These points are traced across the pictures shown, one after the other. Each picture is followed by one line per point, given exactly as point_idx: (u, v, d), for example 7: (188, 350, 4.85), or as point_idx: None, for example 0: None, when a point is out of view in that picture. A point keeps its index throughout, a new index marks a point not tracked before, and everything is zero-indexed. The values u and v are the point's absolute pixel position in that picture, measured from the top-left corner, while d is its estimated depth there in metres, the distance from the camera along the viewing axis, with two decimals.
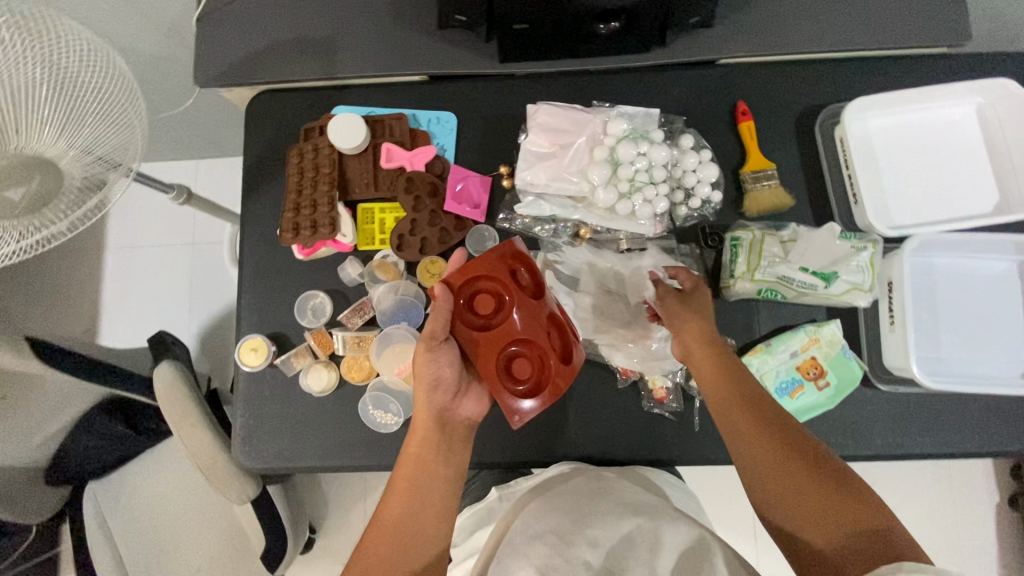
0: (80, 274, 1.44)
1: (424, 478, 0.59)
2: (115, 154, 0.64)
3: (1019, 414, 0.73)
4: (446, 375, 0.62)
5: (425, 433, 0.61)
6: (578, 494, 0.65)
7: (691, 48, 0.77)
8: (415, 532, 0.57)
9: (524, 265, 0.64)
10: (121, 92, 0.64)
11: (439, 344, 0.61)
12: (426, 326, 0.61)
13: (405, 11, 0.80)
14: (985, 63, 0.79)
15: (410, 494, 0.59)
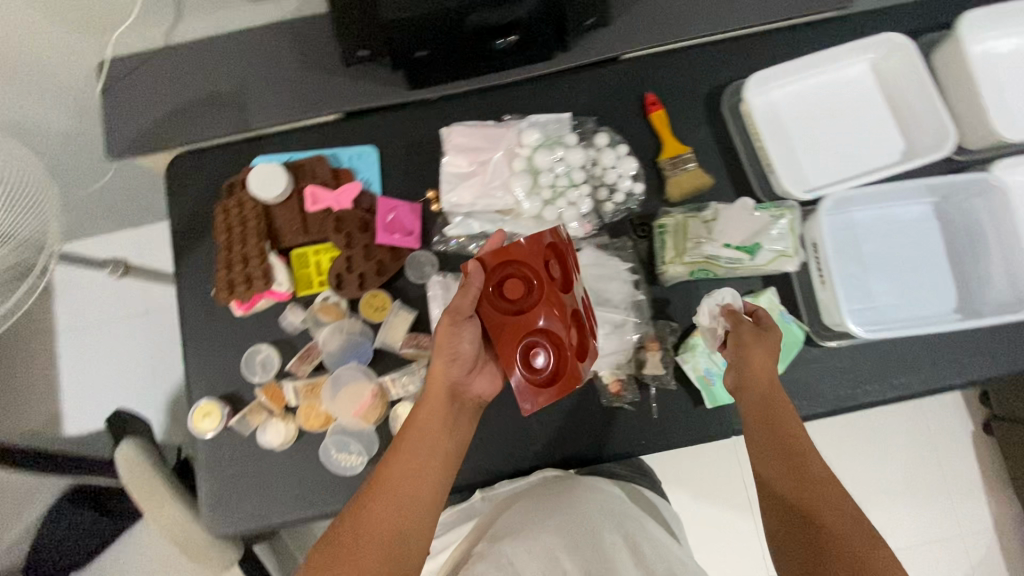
0: (33, 364, 1.40)
1: (421, 462, 0.57)
2: (34, 238, 0.72)
3: (959, 348, 0.75)
4: (463, 360, 0.60)
5: (434, 414, 0.59)
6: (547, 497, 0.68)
7: (593, 48, 0.79)
8: (412, 495, 0.55)
9: (558, 257, 0.62)
10: None
11: (463, 321, 0.59)
12: (454, 301, 0.60)
13: (308, 53, 0.80)
14: (872, 20, 0.83)
15: (405, 476, 0.56)
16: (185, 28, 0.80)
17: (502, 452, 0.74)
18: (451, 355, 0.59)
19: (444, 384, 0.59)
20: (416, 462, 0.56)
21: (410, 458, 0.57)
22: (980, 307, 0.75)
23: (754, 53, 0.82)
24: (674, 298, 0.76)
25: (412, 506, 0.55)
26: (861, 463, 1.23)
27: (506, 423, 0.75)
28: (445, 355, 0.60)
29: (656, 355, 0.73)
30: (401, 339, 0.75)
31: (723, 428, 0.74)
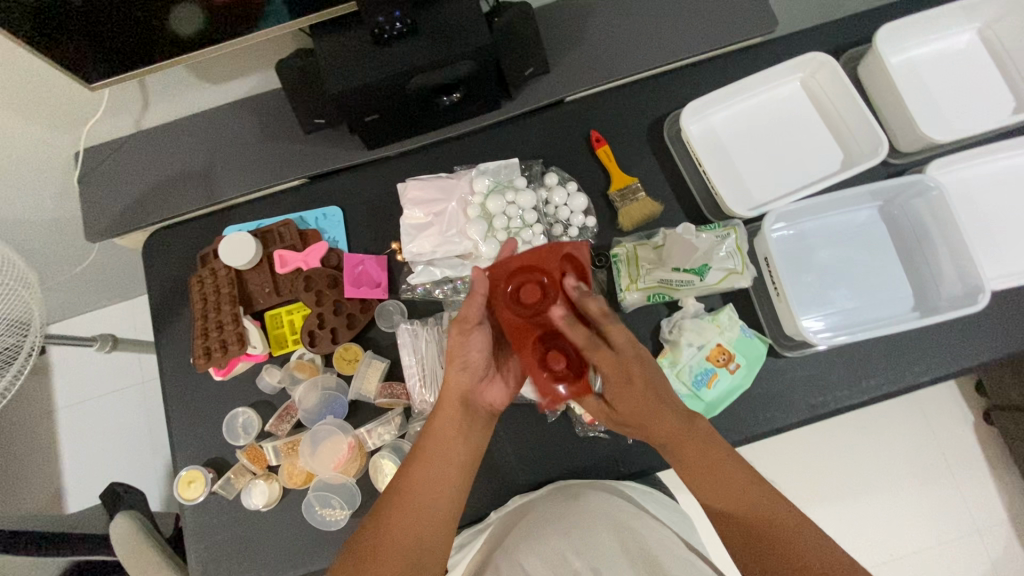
0: (33, 443, 1.41)
1: (442, 468, 0.59)
2: (20, 324, 0.75)
3: (923, 344, 0.76)
4: (477, 368, 0.62)
5: (453, 420, 0.61)
6: (552, 519, 0.64)
7: (536, 94, 0.84)
8: (428, 510, 0.58)
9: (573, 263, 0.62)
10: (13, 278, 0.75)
11: (472, 328, 0.61)
12: (463, 311, 0.62)
13: (268, 125, 0.85)
14: (798, 42, 0.87)
15: (426, 483, 0.59)
16: (154, 114, 0.85)
17: (483, 492, 0.75)
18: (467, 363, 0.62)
19: (459, 391, 0.61)
20: (437, 469, 0.59)
21: (430, 465, 0.59)
22: (936, 301, 0.76)
23: (690, 83, 0.87)
24: (637, 324, 0.78)
25: (429, 514, 0.58)
26: (862, 466, 1.21)
27: (485, 463, 0.76)
28: (462, 363, 0.62)
29: None
30: (375, 389, 0.76)
31: None
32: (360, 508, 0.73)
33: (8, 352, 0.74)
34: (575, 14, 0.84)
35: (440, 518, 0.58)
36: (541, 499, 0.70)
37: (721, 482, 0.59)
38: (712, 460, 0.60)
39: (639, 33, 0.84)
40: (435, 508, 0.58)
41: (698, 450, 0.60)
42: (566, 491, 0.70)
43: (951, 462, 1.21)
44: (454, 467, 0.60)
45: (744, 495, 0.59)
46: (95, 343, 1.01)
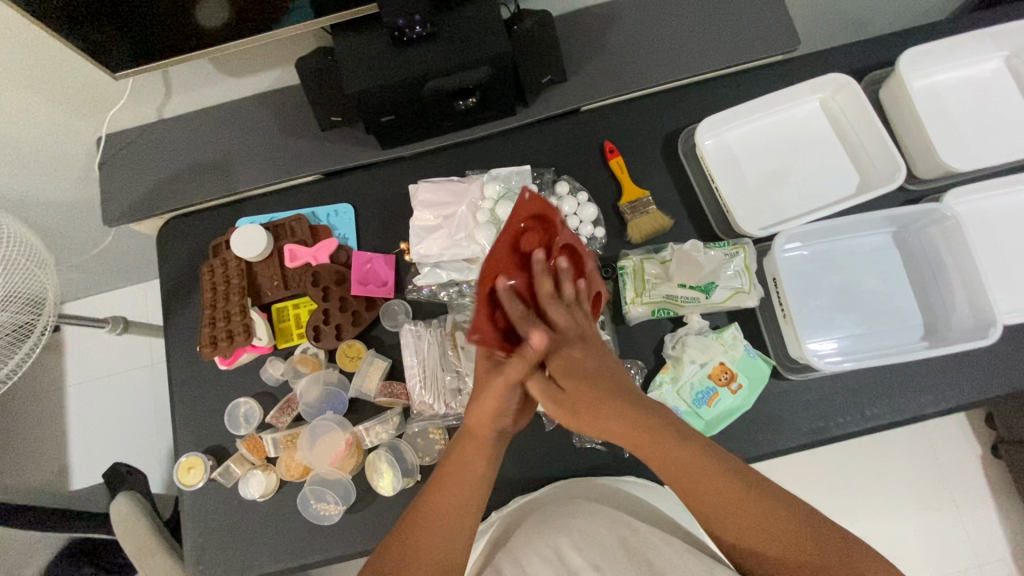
0: (41, 418, 1.44)
1: (468, 492, 0.56)
2: (34, 304, 0.77)
3: (930, 375, 0.75)
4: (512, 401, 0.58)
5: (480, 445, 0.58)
6: (552, 519, 0.64)
7: (552, 103, 0.84)
8: (462, 497, 0.56)
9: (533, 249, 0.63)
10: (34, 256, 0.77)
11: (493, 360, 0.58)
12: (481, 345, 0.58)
13: (286, 120, 0.86)
14: (819, 61, 0.87)
15: (450, 510, 0.55)
16: (175, 104, 0.87)
17: None
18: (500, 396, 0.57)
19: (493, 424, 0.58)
20: (462, 492, 0.56)
21: (453, 488, 0.56)
22: (947, 333, 0.75)
23: (707, 98, 0.87)
24: (641, 337, 0.77)
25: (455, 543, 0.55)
26: (862, 492, 1.19)
27: None
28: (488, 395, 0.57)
29: None
30: (376, 387, 0.77)
31: None
32: (354, 505, 0.74)
33: (22, 329, 0.76)
34: (595, 24, 0.84)
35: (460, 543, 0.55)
36: (547, 498, 0.71)
37: (740, 518, 0.51)
38: (705, 478, 0.52)
39: (658, 46, 0.84)
40: (457, 537, 0.55)
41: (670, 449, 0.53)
42: (573, 491, 0.71)
43: (955, 494, 1.18)
44: (479, 487, 0.57)
45: (765, 532, 0.51)
46: (106, 325, 1.03)
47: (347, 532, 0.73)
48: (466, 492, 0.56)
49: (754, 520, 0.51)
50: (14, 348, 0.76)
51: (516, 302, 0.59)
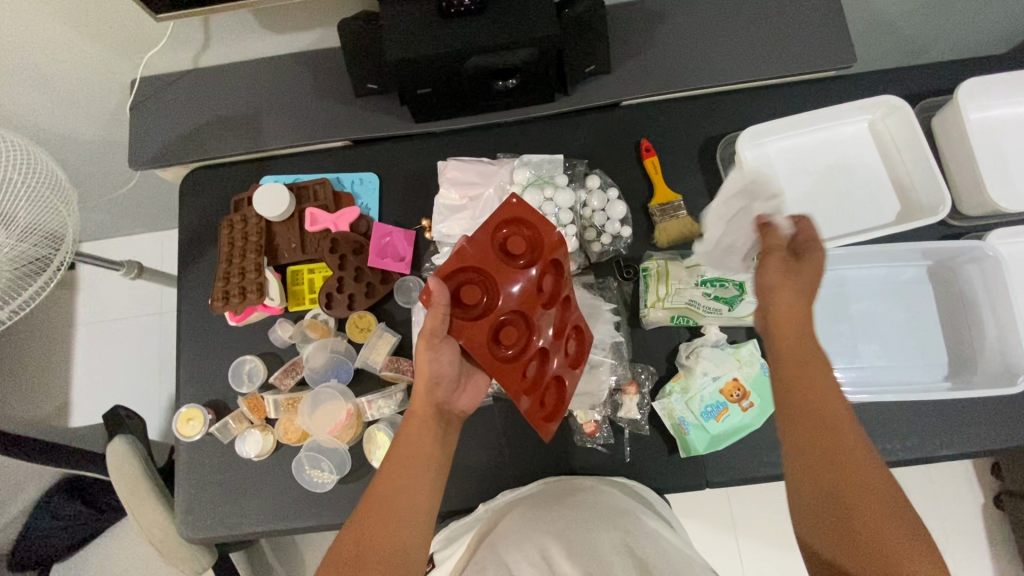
0: (48, 352, 1.46)
1: (415, 470, 0.57)
2: (51, 237, 0.75)
3: (949, 416, 0.73)
4: (449, 370, 0.59)
5: (422, 425, 0.59)
6: (542, 518, 0.63)
7: (593, 94, 0.82)
8: (402, 501, 0.56)
9: (510, 229, 0.62)
10: (51, 185, 0.76)
11: (440, 342, 0.57)
12: (426, 324, 0.57)
13: (321, 82, 0.85)
14: (872, 81, 0.84)
15: (399, 483, 0.56)
16: (213, 54, 0.86)
17: (471, 483, 0.75)
18: (437, 370, 0.58)
19: (431, 397, 0.59)
20: (411, 470, 0.57)
21: (405, 468, 0.57)
22: (973, 374, 0.73)
23: (752, 107, 0.84)
24: (655, 343, 0.76)
25: (411, 516, 0.55)
26: None
27: (476, 455, 0.75)
28: (426, 375, 0.58)
29: (632, 399, 0.73)
30: (382, 360, 0.76)
31: (696, 479, 0.72)
32: (347, 476, 0.74)
33: (37, 263, 0.74)
34: (647, 17, 0.82)
35: (420, 504, 0.56)
36: (537, 492, 0.70)
37: (836, 481, 0.52)
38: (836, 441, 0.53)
39: (709, 47, 0.82)
40: (413, 516, 0.56)
41: (823, 410, 0.55)
42: (563, 487, 0.70)
43: (950, 537, 1.16)
44: (430, 465, 0.58)
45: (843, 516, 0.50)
46: (123, 269, 1.03)
47: (337, 502, 0.73)
48: (417, 471, 0.57)
49: (845, 489, 0.51)
50: (27, 281, 0.74)
51: (469, 285, 0.60)
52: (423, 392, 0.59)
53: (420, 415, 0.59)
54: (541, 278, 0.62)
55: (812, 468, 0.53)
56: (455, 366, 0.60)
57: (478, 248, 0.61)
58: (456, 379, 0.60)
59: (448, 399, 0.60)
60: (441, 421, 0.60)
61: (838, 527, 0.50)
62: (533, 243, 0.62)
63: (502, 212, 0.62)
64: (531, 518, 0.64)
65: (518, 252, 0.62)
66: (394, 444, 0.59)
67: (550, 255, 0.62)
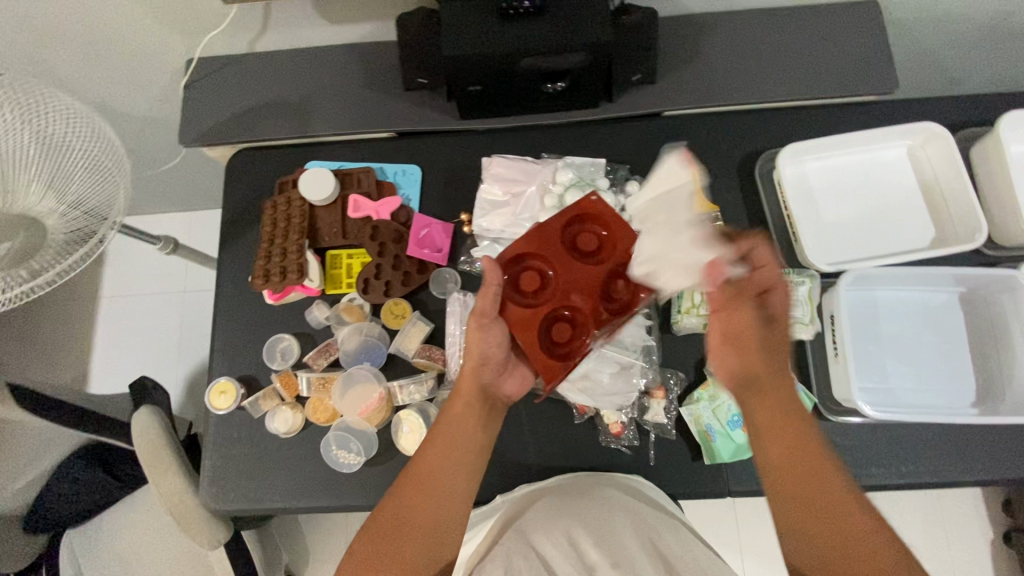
0: (72, 321, 1.48)
1: (455, 451, 0.60)
2: (96, 212, 0.69)
3: (975, 442, 0.73)
4: (496, 352, 0.62)
5: (465, 407, 0.62)
6: (563, 507, 0.65)
7: (637, 102, 0.84)
8: (438, 486, 0.59)
9: (584, 224, 0.64)
10: (106, 152, 0.70)
11: (489, 323, 0.60)
12: (477, 303, 0.61)
13: (372, 73, 0.87)
14: (912, 108, 0.85)
15: (439, 466, 0.60)
16: (269, 39, 0.88)
17: (494, 475, 0.76)
18: (484, 350, 0.61)
19: (474, 379, 0.62)
20: (451, 450, 0.60)
21: (446, 447, 0.60)
22: (999, 405, 0.73)
23: (792, 125, 0.85)
24: (684, 349, 0.77)
25: (448, 496, 0.59)
26: None
27: (500, 448, 0.76)
28: (477, 354, 0.62)
29: (660, 403, 0.74)
30: (415, 348, 0.78)
31: (717, 487, 0.73)
32: (373, 458, 0.75)
33: (85, 233, 0.69)
34: (696, 31, 0.84)
35: (457, 489, 0.59)
36: (562, 483, 0.72)
37: (814, 512, 0.54)
38: (806, 469, 0.56)
39: (754, 64, 0.83)
40: (448, 498, 0.59)
41: (788, 439, 0.57)
42: (585, 480, 0.72)
43: (957, 568, 1.16)
44: (470, 448, 0.61)
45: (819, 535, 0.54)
46: (159, 243, 1.04)
47: (362, 483, 0.74)
48: (457, 452, 0.61)
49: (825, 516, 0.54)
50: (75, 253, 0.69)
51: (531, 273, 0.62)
52: (469, 372, 0.62)
53: (465, 395, 0.63)
54: (607, 277, 0.62)
55: (794, 502, 0.55)
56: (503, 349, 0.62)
57: (548, 238, 0.63)
58: (501, 363, 0.63)
59: (493, 381, 0.63)
60: (484, 405, 0.63)
61: (825, 555, 0.53)
62: (606, 241, 0.63)
63: (582, 207, 0.64)
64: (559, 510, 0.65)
65: (586, 247, 0.63)
66: (438, 422, 0.62)
67: (619, 258, 0.62)
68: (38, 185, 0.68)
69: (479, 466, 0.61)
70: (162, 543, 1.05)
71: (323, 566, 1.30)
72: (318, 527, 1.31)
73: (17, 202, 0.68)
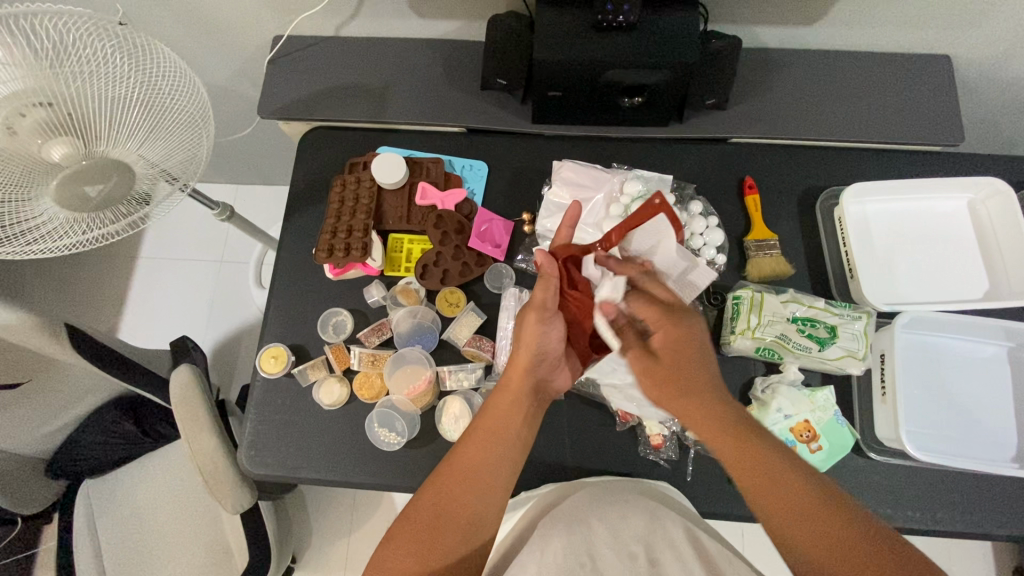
0: (110, 277, 1.51)
1: (498, 447, 0.59)
2: (178, 168, 0.73)
3: (1015, 498, 0.73)
4: (553, 346, 0.65)
5: (514, 401, 0.62)
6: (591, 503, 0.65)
7: (707, 126, 0.85)
8: (483, 474, 0.58)
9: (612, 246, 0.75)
10: (198, 114, 0.72)
11: (549, 314, 0.65)
12: (536, 297, 0.65)
13: (452, 69, 0.90)
14: (976, 163, 0.86)
15: (485, 456, 0.59)
16: (356, 26, 0.91)
17: (530, 472, 0.76)
18: (541, 343, 0.63)
19: (530, 371, 0.63)
20: (495, 445, 0.59)
21: (490, 440, 0.60)
22: None
23: (856, 166, 0.87)
24: (730, 371, 0.78)
25: (488, 489, 0.58)
26: None
27: (538, 446, 0.76)
28: (533, 346, 0.63)
29: None
30: (466, 337, 0.80)
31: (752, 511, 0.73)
32: (415, 440, 0.76)
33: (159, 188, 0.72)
34: (772, 65, 0.86)
35: (500, 482, 0.58)
36: (600, 482, 0.71)
37: (795, 514, 0.52)
38: (769, 474, 0.54)
39: (826, 102, 0.85)
40: (489, 487, 0.58)
41: (746, 445, 0.55)
42: (623, 483, 0.70)
43: None
44: (516, 443, 0.61)
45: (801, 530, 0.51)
46: (217, 209, 0.96)
47: (400, 464, 0.75)
48: (500, 448, 0.60)
49: (806, 514, 0.51)
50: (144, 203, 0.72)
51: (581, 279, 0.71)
52: (522, 367, 0.63)
53: (514, 389, 0.62)
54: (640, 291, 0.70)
55: (775, 512, 0.52)
56: (558, 344, 0.66)
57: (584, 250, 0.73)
58: (557, 359, 0.66)
59: (544, 377, 0.65)
60: (533, 399, 0.63)
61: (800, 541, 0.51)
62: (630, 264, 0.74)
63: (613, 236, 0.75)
64: (600, 504, 0.65)
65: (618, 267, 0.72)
66: (481, 415, 0.61)
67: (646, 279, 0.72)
68: (132, 134, 0.69)
69: (522, 462, 0.61)
70: (179, 504, 1.05)
71: (326, 548, 1.29)
72: (327, 509, 1.31)
73: (109, 149, 0.69)
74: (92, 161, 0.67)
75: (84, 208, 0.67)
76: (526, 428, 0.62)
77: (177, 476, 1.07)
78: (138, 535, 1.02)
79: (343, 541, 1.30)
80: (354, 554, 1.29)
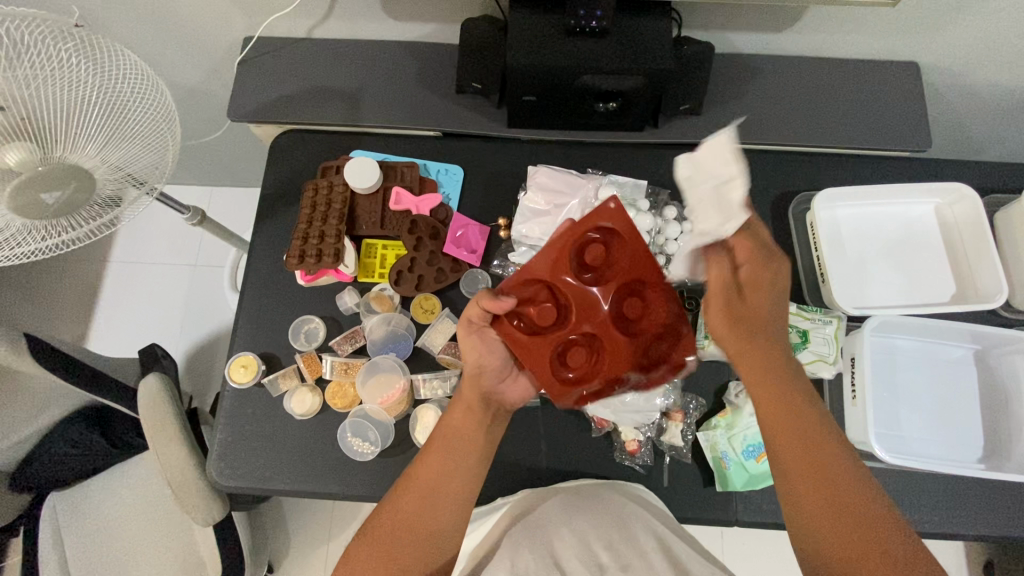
0: (80, 281, 1.47)
1: (454, 459, 0.58)
2: (143, 172, 0.69)
3: (980, 497, 0.74)
4: (494, 359, 0.62)
5: (470, 414, 0.61)
6: (561, 514, 0.65)
7: (682, 132, 0.86)
8: (443, 487, 0.57)
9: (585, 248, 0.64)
10: (162, 118, 0.69)
11: (478, 329, 0.62)
12: (467, 313, 0.62)
13: (428, 72, 0.88)
14: (941, 168, 0.88)
15: (442, 471, 0.58)
16: (328, 28, 0.89)
17: (506, 479, 0.75)
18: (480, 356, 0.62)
19: (479, 386, 0.62)
20: (455, 455, 0.59)
21: (449, 450, 0.59)
22: (1005, 461, 0.74)
23: (827, 170, 0.88)
24: (706, 374, 0.78)
25: (447, 499, 0.57)
26: None
27: (514, 453, 0.76)
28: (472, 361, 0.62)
29: (677, 427, 0.75)
30: (441, 344, 0.80)
31: (727, 514, 0.74)
32: (389, 449, 0.75)
33: (122, 194, 0.68)
34: (746, 71, 0.87)
35: (459, 495, 0.57)
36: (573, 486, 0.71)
37: (814, 477, 0.52)
38: (805, 435, 0.54)
39: (800, 108, 0.86)
40: (451, 504, 0.57)
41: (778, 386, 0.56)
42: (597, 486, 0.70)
43: None
44: (472, 453, 0.59)
45: (824, 488, 0.51)
46: (188, 213, 0.92)
47: (375, 473, 0.75)
48: (456, 461, 0.59)
49: (823, 485, 0.52)
50: (105, 210, 0.67)
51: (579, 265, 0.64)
52: (468, 378, 0.62)
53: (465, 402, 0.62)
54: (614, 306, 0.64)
55: (803, 479, 0.52)
56: (498, 356, 0.63)
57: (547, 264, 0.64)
58: (501, 370, 0.63)
59: (494, 387, 0.63)
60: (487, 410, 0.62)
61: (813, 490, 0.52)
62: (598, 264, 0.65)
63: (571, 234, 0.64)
64: (570, 510, 0.65)
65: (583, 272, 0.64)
66: (436, 431, 0.61)
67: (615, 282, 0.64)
68: (91, 138, 0.67)
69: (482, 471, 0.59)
70: (151, 514, 1.02)
71: (306, 556, 1.27)
72: (306, 517, 1.29)
73: (67, 154, 0.66)
74: (49, 167, 0.65)
75: (39, 215, 0.63)
76: (489, 440, 0.61)
77: (149, 487, 1.04)
78: (107, 548, 0.99)
79: (322, 548, 1.28)
80: (333, 562, 1.27)
